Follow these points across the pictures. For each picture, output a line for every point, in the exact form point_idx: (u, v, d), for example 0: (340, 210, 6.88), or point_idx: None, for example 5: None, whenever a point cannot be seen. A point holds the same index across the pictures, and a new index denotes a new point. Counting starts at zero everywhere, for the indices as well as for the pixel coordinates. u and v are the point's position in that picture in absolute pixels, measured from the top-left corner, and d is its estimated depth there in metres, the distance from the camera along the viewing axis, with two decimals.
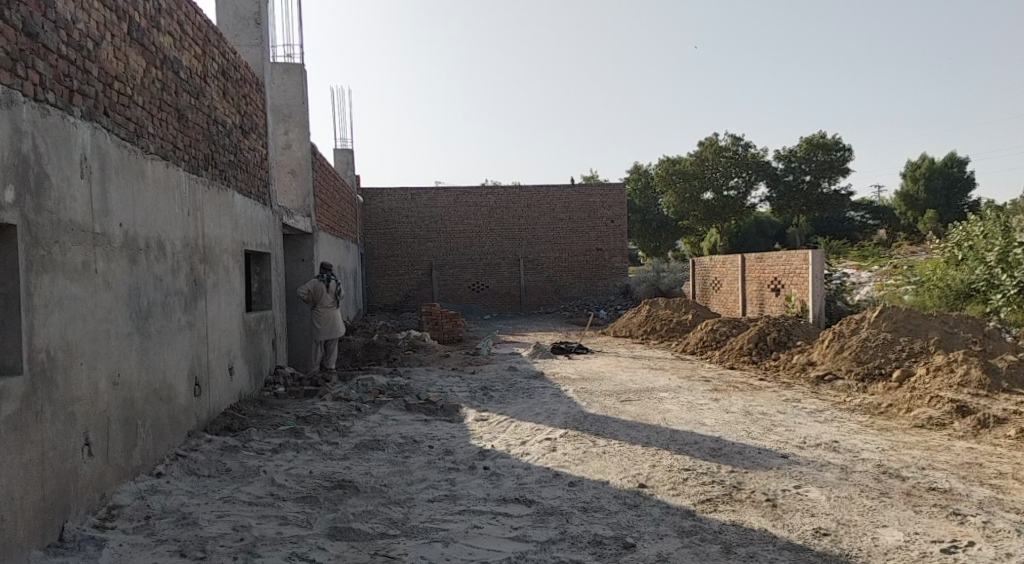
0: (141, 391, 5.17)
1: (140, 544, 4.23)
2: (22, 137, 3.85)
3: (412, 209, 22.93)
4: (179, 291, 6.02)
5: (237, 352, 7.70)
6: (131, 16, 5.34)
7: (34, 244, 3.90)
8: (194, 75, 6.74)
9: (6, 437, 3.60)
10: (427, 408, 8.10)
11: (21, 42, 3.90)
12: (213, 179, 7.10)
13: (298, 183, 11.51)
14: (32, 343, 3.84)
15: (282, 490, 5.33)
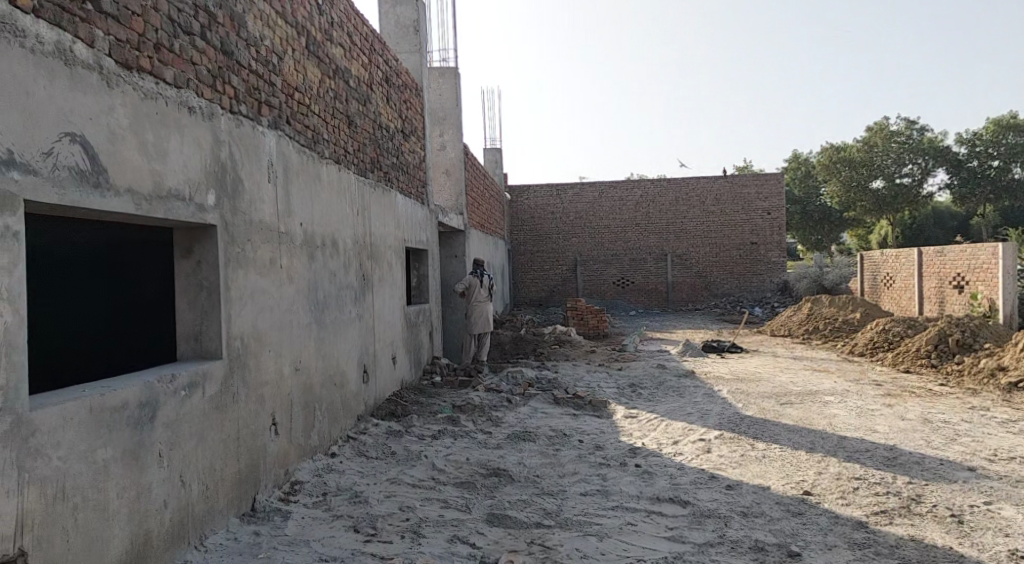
0: (318, 377, 5.60)
1: (319, 517, 4.59)
2: (221, 147, 4.26)
3: (558, 205, 23.11)
4: (349, 285, 6.45)
5: (398, 343, 8.14)
6: (308, 31, 5.77)
7: (231, 243, 4.32)
8: (361, 83, 7.18)
9: (209, 415, 4.02)
10: (577, 403, 8.16)
11: (219, 61, 4.31)
12: (377, 180, 7.53)
13: (453, 183, 11.95)
14: (230, 331, 4.28)
15: (442, 475, 5.58)
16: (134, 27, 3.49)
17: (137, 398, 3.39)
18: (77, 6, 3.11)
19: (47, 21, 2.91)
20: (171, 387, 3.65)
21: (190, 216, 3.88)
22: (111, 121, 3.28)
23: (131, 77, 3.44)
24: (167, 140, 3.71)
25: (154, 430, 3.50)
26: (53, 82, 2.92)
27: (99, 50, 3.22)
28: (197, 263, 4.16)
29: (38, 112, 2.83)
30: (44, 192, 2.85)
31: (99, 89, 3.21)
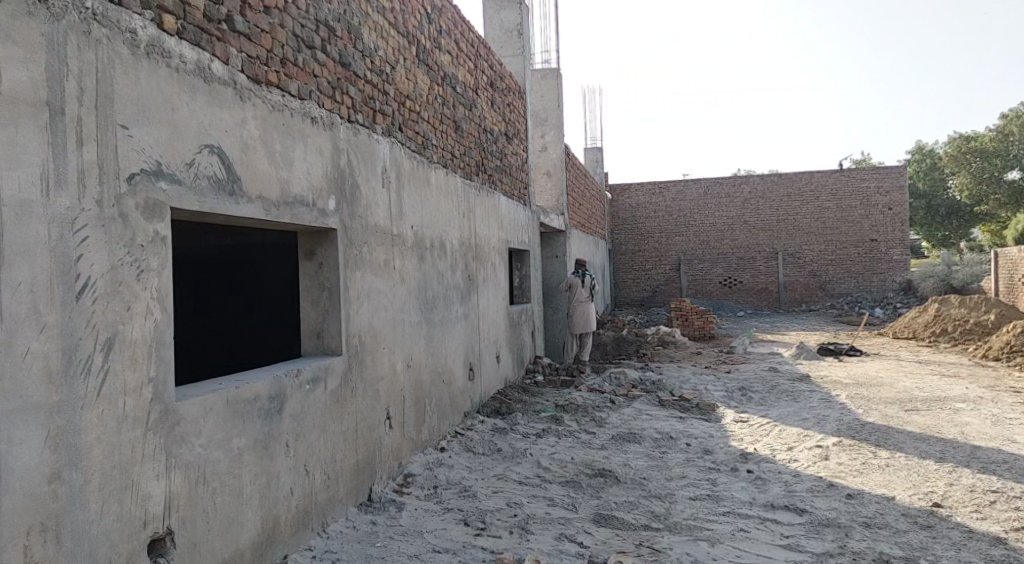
0: (427, 374, 5.77)
1: (431, 510, 4.73)
2: (340, 154, 4.48)
3: (660, 204, 22.74)
4: (456, 285, 6.61)
5: (502, 343, 8.26)
6: (419, 40, 5.96)
7: (349, 245, 4.53)
8: (468, 88, 7.33)
9: (330, 408, 4.23)
10: (684, 405, 8.02)
11: (338, 72, 4.53)
12: (482, 183, 7.67)
13: (555, 183, 12.00)
14: (348, 329, 4.48)
15: (548, 473, 5.63)
16: (263, 44, 3.73)
17: (267, 391, 3.61)
18: (214, 27, 3.35)
19: (190, 42, 3.16)
20: (296, 382, 3.87)
21: (312, 220, 4.10)
22: (244, 133, 3.51)
23: (261, 91, 3.68)
24: (292, 149, 3.94)
25: (281, 422, 3.73)
26: (195, 98, 3.16)
27: (233, 66, 3.46)
28: (319, 265, 4.39)
29: (183, 126, 3.07)
30: (188, 200, 3.08)
31: (234, 103, 3.44)
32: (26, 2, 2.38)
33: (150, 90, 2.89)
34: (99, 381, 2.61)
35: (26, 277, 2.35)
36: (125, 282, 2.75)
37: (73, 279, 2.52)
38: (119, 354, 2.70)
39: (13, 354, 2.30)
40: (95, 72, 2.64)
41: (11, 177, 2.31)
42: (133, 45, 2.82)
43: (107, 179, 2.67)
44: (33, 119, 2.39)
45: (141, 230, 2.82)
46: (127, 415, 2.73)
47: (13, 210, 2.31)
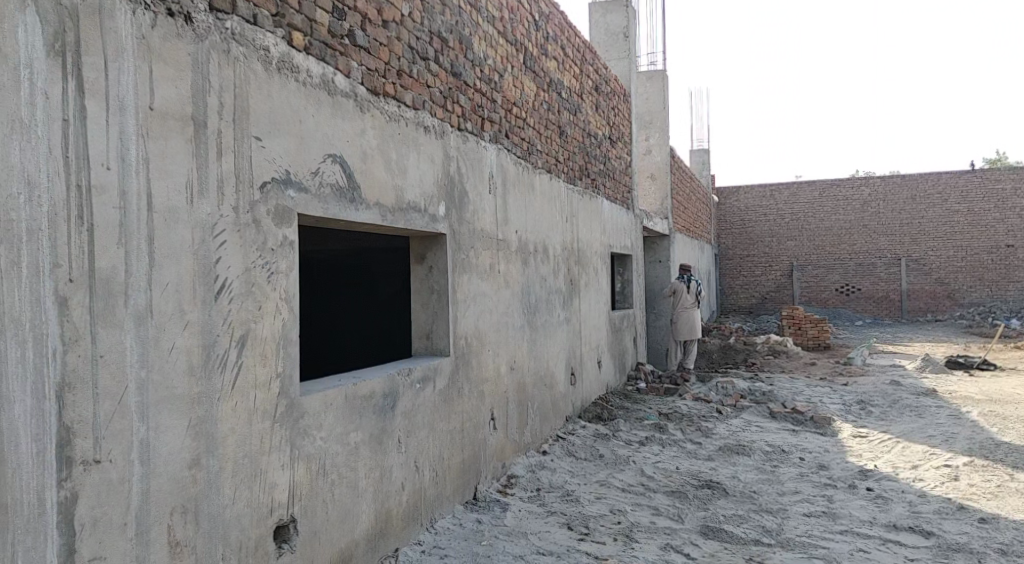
0: (530, 377, 5.83)
1: (535, 512, 4.77)
2: (451, 161, 4.61)
3: (770, 207, 21.95)
4: (559, 290, 6.64)
5: (604, 348, 8.22)
6: (526, 48, 6.04)
7: (458, 249, 4.65)
8: (573, 94, 7.36)
9: (439, 407, 4.35)
10: (796, 418, 7.71)
11: (450, 82, 4.66)
12: (586, 188, 7.67)
13: (660, 187, 11.82)
14: (456, 331, 4.59)
15: (652, 481, 5.56)
16: (381, 57, 3.89)
17: (381, 389, 3.76)
18: (337, 42, 3.53)
19: (316, 57, 3.35)
20: (408, 380, 4.00)
21: (424, 226, 4.24)
22: (363, 143, 3.68)
23: (378, 102, 3.84)
24: (406, 158, 4.08)
25: (394, 419, 3.87)
26: (320, 110, 3.34)
27: (355, 79, 3.64)
28: (429, 268, 4.52)
29: (309, 137, 3.26)
30: (313, 206, 3.26)
31: (354, 114, 3.61)
32: (176, 25, 2.60)
33: (280, 104, 3.08)
34: (233, 375, 2.80)
35: (174, 278, 2.55)
36: (256, 283, 2.94)
37: (213, 280, 2.72)
38: (250, 351, 2.90)
39: (162, 348, 2.50)
40: (234, 88, 2.84)
41: (162, 186, 2.52)
42: (266, 62, 3.01)
43: (242, 187, 2.86)
44: (181, 133, 2.60)
45: (271, 235, 3.01)
46: (257, 407, 2.91)
47: (164, 216, 2.52)
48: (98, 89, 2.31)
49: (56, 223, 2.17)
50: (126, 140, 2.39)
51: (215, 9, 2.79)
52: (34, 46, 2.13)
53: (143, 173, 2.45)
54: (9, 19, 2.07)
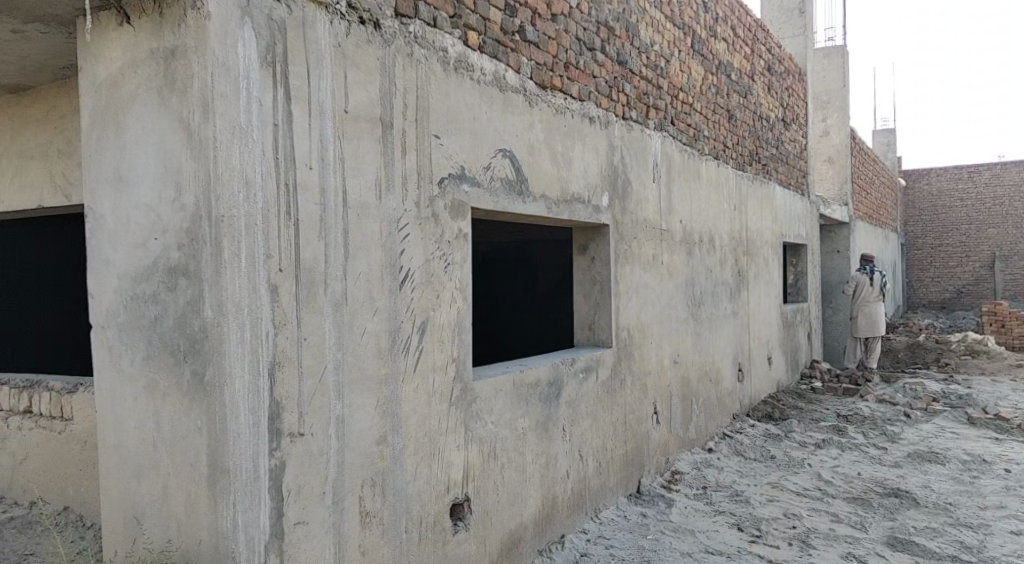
0: (695, 371, 5.69)
1: (703, 510, 4.66)
2: (615, 151, 4.59)
3: (967, 191, 19.84)
4: (726, 282, 6.43)
5: (775, 343, 7.85)
6: (694, 31, 5.86)
7: (621, 240, 4.63)
8: (744, 76, 7.05)
9: (602, 398, 4.37)
10: (999, 425, 6.95)
11: (616, 71, 4.63)
12: (756, 174, 7.34)
13: (838, 171, 11.05)
14: (619, 322, 4.58)
15: (830, 486, 5.25)
16: (550, 51, 3.95)
17: (547, 377, 3.83)
18: (508, 38, 3.62)
19: (489, 55, 3.46)
20: (572, 370, 4.05)
21: (588, 217, 4.26)
22: (531, 136, 3.75)
23: (547, 96, 3.90)
24: (572, 150, 4.12)
25: (559, 407, 3.93)
26: (492, 106, 3.45)
27: (524, 74, 3.72)
28: (592, 259, 4.53)
29: (482, 133, 3.38)
30: (485, 200, 3.38)
31: (524, 108, 3.69)
32: (366, 32, 2.78)
33: (456, 102, 3.22)
34: (415, 359, 2.97)
35: (364, 269, 2.75)
36: (435, 273, 3.10)
37: (397, 270, 2.90)
38: (429, 337, 3.06)
39: (355, 333, 2.71)
40: (416, 89, 3.00)
41: (355, 184, 2.72)
42: (445, 62, 3.16)
43: (423, 182, 3.03)
44: (372, 134, 2.79)
45: (448, 227, 3.16)
46: (435, 391, 3.08)
47: (356, 211, 2.72)
48: (302, 95, 2.53)
49: (268, 218, 2.42)
50: (325, 141, 2.60)
51: (400, 14, 2.95)
52: (250, 59, 2.37)
53: (338, 172, 2.66)
54: (231, 36, 2.32)
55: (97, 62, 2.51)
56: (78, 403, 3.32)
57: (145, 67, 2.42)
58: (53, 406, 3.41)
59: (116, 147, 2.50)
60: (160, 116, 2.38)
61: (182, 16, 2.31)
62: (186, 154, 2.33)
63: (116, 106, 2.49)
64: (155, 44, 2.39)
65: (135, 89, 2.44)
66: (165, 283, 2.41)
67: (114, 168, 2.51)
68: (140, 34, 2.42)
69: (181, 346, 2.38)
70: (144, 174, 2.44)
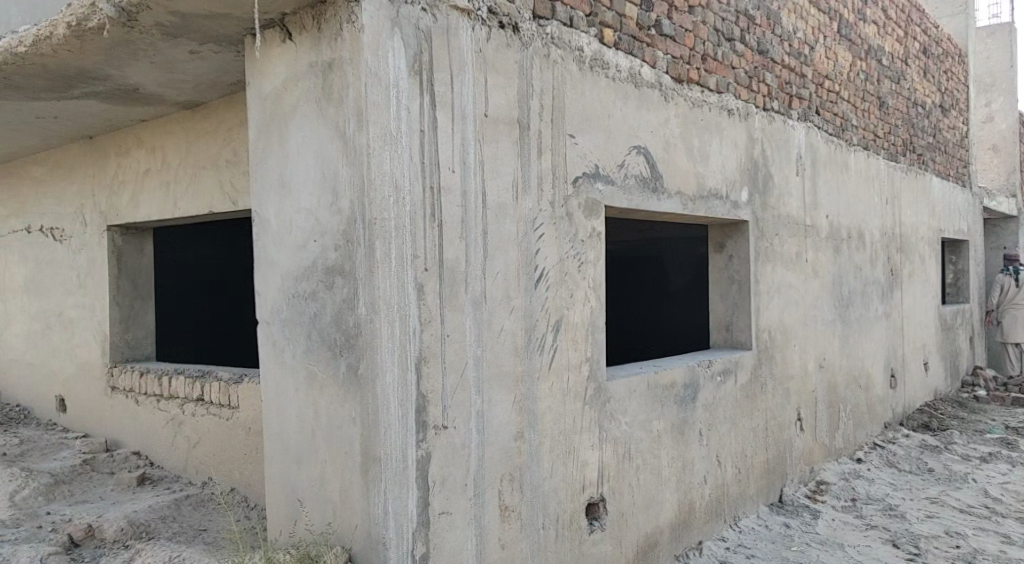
0: (843, 377, 5.38)
1: (852, 523, 4.40)
2: (755, 144, 4.42)
3: None
4: (877, 281, 6.04)
5: (932, 347, 7.28)
6: (840, 15, 5.53)
7: (762, 237, 4.45)
8: (896, 60, 6.58)
9: (741, 402, 4.22)
10: None
11: (756, 61, 4.45)
12: (909, 165, 6.83)
13: (1005, 160, 10.08)
14: (759, 323, 4.41)
15: (999, 504, 4.81)
16: (687, 43, 3.86)
17: (683, 379, 3.75)
18: (644, 34, 3.58)
19: (625, 52, 3.43)
20: (709, 372, 3.94)
21: (726, 213, 4.13)
22: (667, 132, 3.69)
23: (683, 90, 3.82)
24: (709, 144, 4.01)
25: (696, 410, 3.84)
26: (627, 103, 3.43)
27: (660, 69, 3.66)
28: (729, 257, 4.39)
29: (617, 131, 3.36)
30: (619, 198, 3.36)
31: (659, 104, 3.64)
32: (506, 36, 2.83)
33: (591, 101, 3.22)
34: (550, 357, 3.00)
35: (502, 268, 2.81)
36: (569, 272, 3.11)
37: (533, 269, 2.94)
38: (564, 335, 3.08)
39: (494, 330, 2.77)
40: (552, 90, 3.03)
41: (494, 186, 2.78)
42: (580, 61, 3.16)
43: (558, 182, 3.05)
44: (509, 136, 2.84)
45: (582, 226, 3.16)
46: (570, 389, 3.09)
47: (495, 212, 2.78)
48: (446, 101, 2.61)
49: (415, 220, 2.52)
50: (467, 144, 2.68)
51: (538, 16, 2.99)
52: (399, 68, 2.48)
53: (478, 175, 2.73)
54: (383, 47, 2.44)
55: (263, 78, 2.75)
56: (244, 392, 3.62)
57: (305, 80, 2.61)
58: (221, 395, 3.73)
59: (280, 156, 2.73)
60: (319, 126, 2.57)
61: (340, 30, 2.46)
62: (342, 161, 2.49)
63: (279, 118, 2.71)
64: (314, 57, 2.57)
65: (297, 102, 2.64)
66: (324, 282, 2.59)
67: (278, 175, 2.74)
68: (301, 49, 2.61)
69: (338, 341, 2.55)
70: (304, 181, 2.64)
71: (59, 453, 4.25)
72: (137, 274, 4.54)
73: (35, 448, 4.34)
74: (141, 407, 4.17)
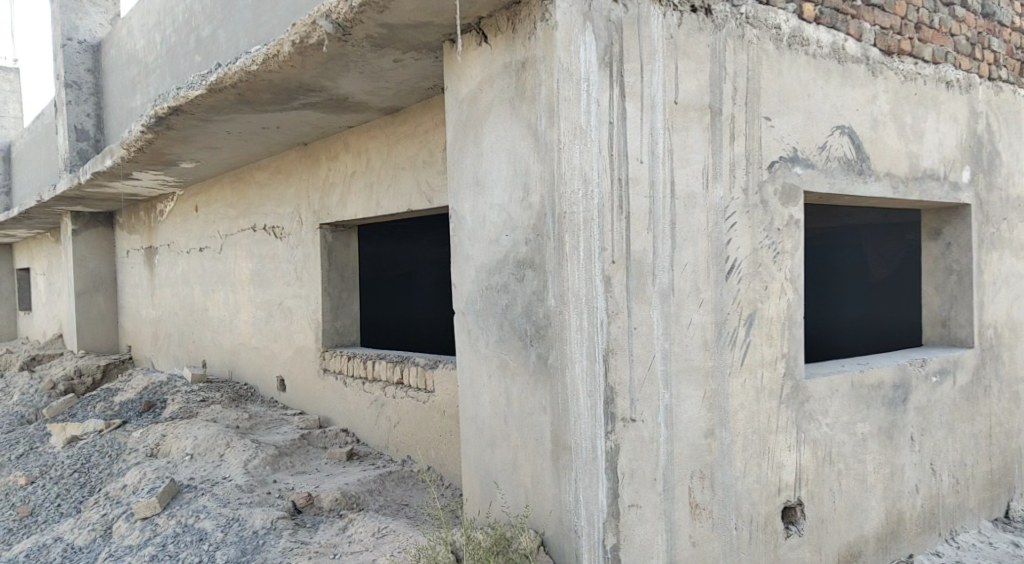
0: None
1: None
2: (978, 118, 3.95)
3: None
4: None
5: None
6: None
7: (987, 222, 3.98)
8: None
9: (961, 406, 3.82)
10: None
11: (980, 25, 3.97)
12: None
13: None
14: (983, 318, 3.95)
15: None
16: (897, 13, 3.54)
17: (892, 379, 3.46)
18: (847, 5, 3.34)
19: (826, 26, 3.21)
20: (923, 372, 3.60)
21: (943, 196, 3.74)
22: (875, 110, 3.40)
23: (893, 63, 3.50)
24: (924, 120, 3.65)
25: (906, 413, 3.53)
26: (829, 81, 3.20)
27: (866, 42, 3.38)
28: (947, 245, 3.97)
29: (817, 112, 3.15)
30: (820, 182, 3.15)
31: (866, 80, 3.37)
32: (698, 19, 2.73)
33: (790, 81, 3.04)
34: (743, 353, 2.86)
35: (691, 259, 2.70)
36: (764, 263, 2.94)
37: (724, 261, 2.80)
38: (759, 329, 2.92)
39: (682, 323, 2.68)
40: (747, 72, 2.88)
41: (683, 174, 2.68)
42: (778, 39, 3.00)
43: (752, 168, 2.90)
44: (700, 122, 2.73)
45: (778, 214, 2.99)
46: (765, 386, 2.93)
47: (683, 201, 2.69)
48: (635, 91, 2.58)
49: (604, 212, 2.54)
50: (656, 134, 2.62)
51: None
52: (590, 62, 2.53)
53: (668, 163, 2.65)
54: (574, 43, 2.53)
55: (461, 81, 2.94)
56: (440, 377, 3.83)
57: (499, 80, 2.78)
58: (419, 379, 3.98)
59: (474, 154, 2.92)
60: (511, 124, 2.74)
61: (533, 29, 2.62)
62: (533, 156, 2.67)
63: (475, 118, 2.89)
64: (509, 58, 2.73)
65: (491, 102, 2.82)
66: (515, 274, 2.77)
67: (473, 173, 2.93)
68: (496, 51, 2.78)
69: (528, 331, 2.73)
70: (497, 178, 2.82)
71: (281, 428, 4.75)
72: (344, 267, 4.93)
73: (261, 422, 4.87)
74: (349, 388, 4.53)
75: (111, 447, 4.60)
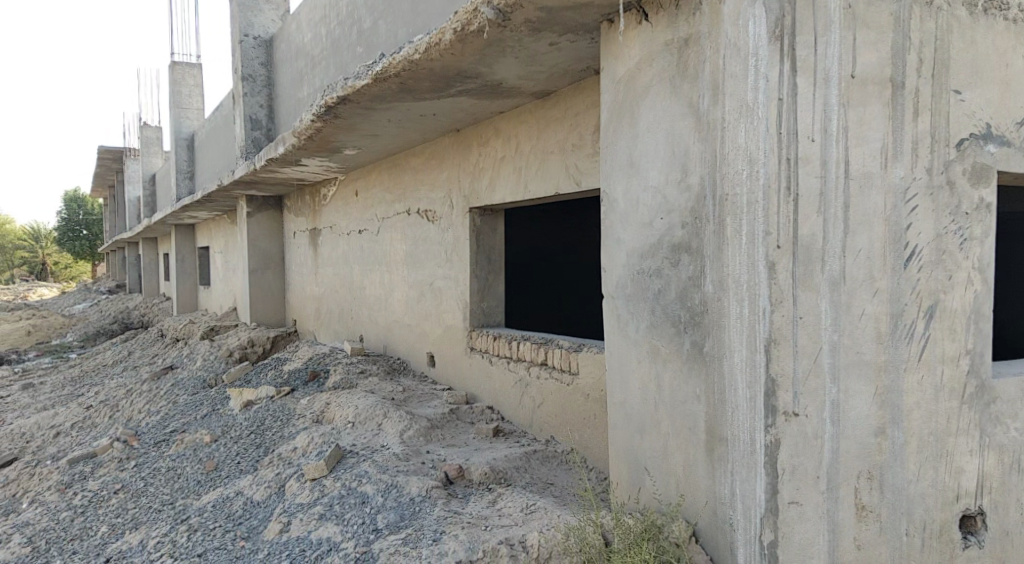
0: None
1: None
2: None
3: None
4: None
5: None
6: None
7: None
8: None
9: None
10: None
11: None
12: None
13: None
14: None
15: None
16: None
17: None
18: None
19: None
20: None
21: None
22: None
23: None
24: None
25: None
26: None
27: None
28: None
29: (1017, 84, 2.84)
30: (1017, 161, 2.85)
31: None
32: None
33: (985, 49, 2.75)
34: (922, 347, 2.64)
35: (866, 245, 2.52)
36: (948, 250, 2.70)
37: (903, 247, 2.59)
38: (941, 323, 2.68)
39: (854, 313, 2.51)
40: (936, 40, 2.63)
41: (858, 153, 2.49)
42: (972, 4, 2.71)
43: (938, 147, 2.65)
44: (880, 97, 2.52)
45: (967, 197, 2.73)
46: (945, 385, 2.70)
47: (859, 181, 2.50)
48: (808, 65, 2.43)
49: (770, 194, 2.43)
50: (830, 111, 2.45)
51: None
52: (759, 36, 2.41)
53: (842, 141, 2.47)
54: (743, 16, 2.43)
55: (619, 62, 2.91)
56: (584, 360, 3.83)
57: (659, 59, 2.73)
58: (564, 361, 4.00)
59: (630, 136, 2.89)
60: (670, 104, 2.70)
61: (698, 4, 2.56)
62: (694, 136, 2.61)
63: (632, 99, 2.86)
64: (670, 35, 2.68)
65: (650, 82, 2.77)
66: (670, 259, 2.72)
67: (628, 156, 2.90)
68: (657, 30, 2.73)
69: (683, 317, 2.68)
70: (653, 160, 2.78)
71: (432, 402, 4.94)
72: (491, 249, 5.04)
73: (414, 395, 5.10)
74: (495, 366, 4.64)
75: (282, 412, 4.99)
